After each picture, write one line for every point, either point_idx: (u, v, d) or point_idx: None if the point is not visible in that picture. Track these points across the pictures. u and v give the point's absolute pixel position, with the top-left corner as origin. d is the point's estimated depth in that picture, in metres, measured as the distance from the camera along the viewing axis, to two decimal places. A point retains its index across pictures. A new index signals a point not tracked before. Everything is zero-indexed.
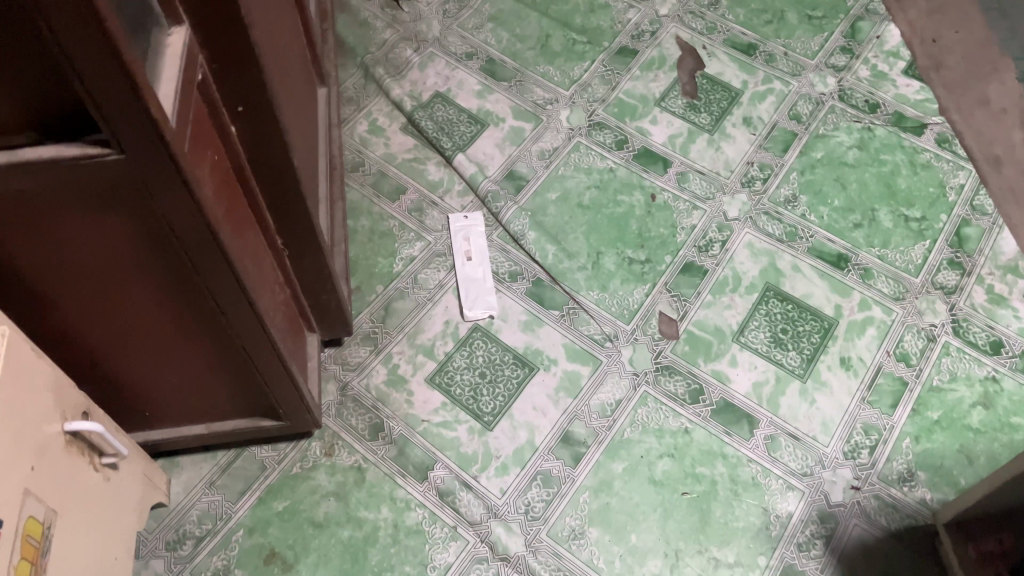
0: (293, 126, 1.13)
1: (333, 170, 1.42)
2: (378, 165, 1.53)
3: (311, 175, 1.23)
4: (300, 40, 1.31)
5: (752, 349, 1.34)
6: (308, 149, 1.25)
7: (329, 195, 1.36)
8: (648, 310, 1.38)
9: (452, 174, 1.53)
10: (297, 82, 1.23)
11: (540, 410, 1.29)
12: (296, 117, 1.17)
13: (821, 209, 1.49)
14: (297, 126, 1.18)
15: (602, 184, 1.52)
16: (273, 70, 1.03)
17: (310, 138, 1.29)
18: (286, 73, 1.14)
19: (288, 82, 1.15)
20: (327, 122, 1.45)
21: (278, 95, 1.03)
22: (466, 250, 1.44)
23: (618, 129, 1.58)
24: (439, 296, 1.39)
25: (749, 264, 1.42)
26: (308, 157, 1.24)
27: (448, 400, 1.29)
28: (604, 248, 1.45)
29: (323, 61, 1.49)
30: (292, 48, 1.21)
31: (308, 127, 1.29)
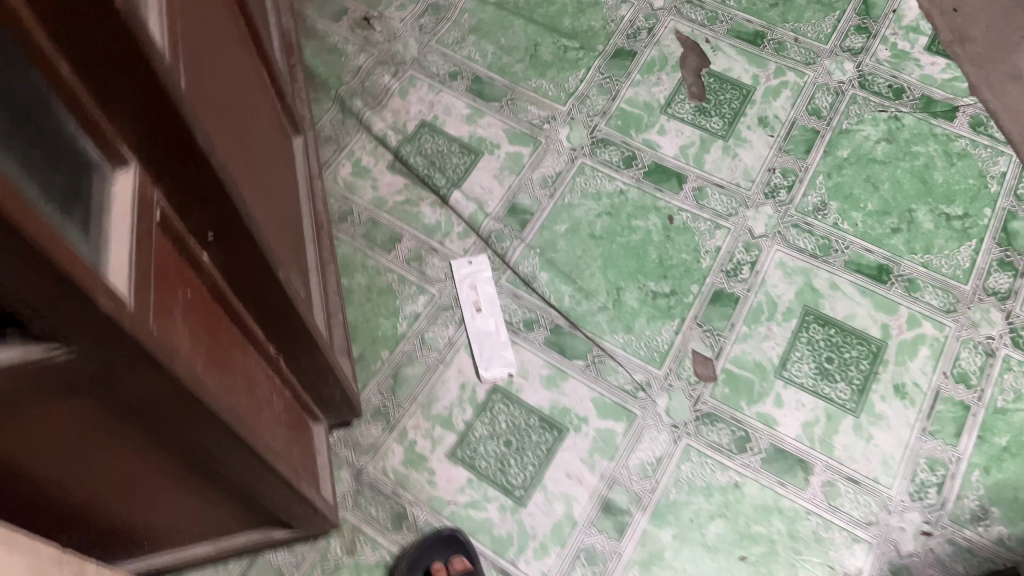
0: (268, 212, 1.00)
1: (320, 230, 1.29)
2: (369, 212, 1.40)
3: (293, 251, 1.10)
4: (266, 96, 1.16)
5: (797, 384, 1.23)
6: (287, 222, 1.12)
7: (318, 262, 1.23)
8: (680, 350, 1.27)
9: (449, 214, 1.40)
10: (268, 151, 1.10)
11: (575, 478, 1.18)
12: (271, 195, 1.04)
13: (854, 215, 1.36)
14: (274, 204, 1.05)
15: (614, 210, 1.39)
16: (241, 162, 0.90)
17: (289, 205, 1.16)
18: (255, 151, 1.01)
19: (259, 160, 1.02)
20: (307, 174, 1.32)
21: (249, 194, 0.90)
22: (475, 300, 1.32)
23: (624, 144, 1.45)
24: (450, 356, 1.28)
25: (783, 286, 1.31)
26: (288, 235, 1.10)
27: (474, 476, 1.18)
28: (624, 283, 1.33)
29: (295, 105, 1.35)
30: (259, 111, 1.08)
31: (287, 194, 1.16)
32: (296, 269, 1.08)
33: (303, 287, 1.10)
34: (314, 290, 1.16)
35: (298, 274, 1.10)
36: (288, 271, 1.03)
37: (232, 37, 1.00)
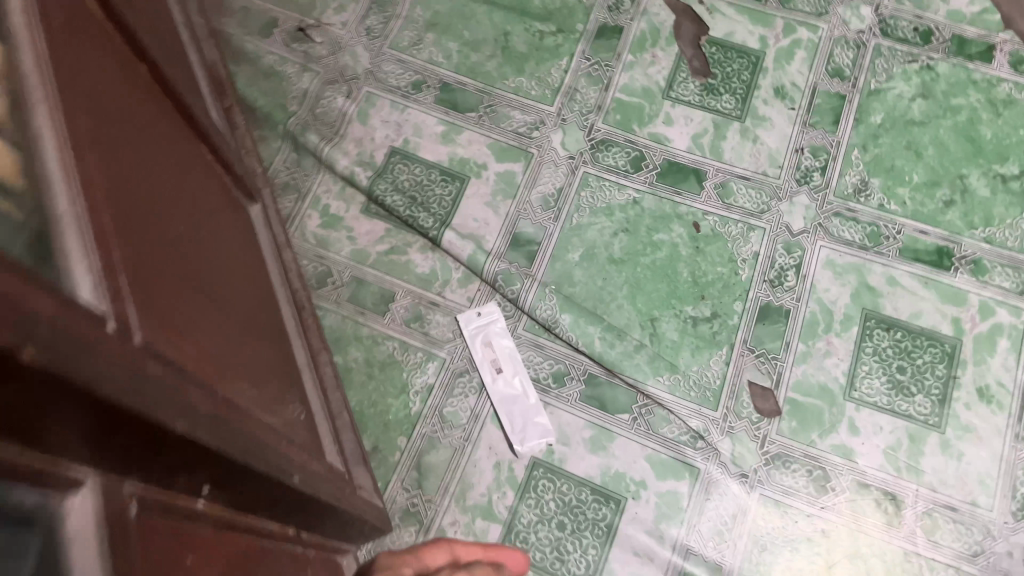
0: (248, 357, 0.81)
1: (304, 316, 1.10)
2: (351, 269, 1.21)
3: (280, 375, 0.92)
4: (213, 184, 0.95)
5: (871, 405, 1.10)
6: (266, 340, 0.93)
7: (309, 362, 1.04)
8: (735, 384, 1.12)
9: (443, 257, 1.21)
10: (230, 260, 0.90)
11: (645, 555, 1.05)
12: (244, 326, 0.85)
13: (900, 191, 1.20)
14: (251, 337, 0.86)
15: (631, 225, 1.21)
16: (212, 329, 0.71)
17: (264, 313, 0.96)
18: (220, 284, 0.81)
19: (224, 290, 0.82)
20: (274, 245, 1.11)
21: (230, 366, 0.71)
22: (493, 358, 1.15)
23: (628, 143, 1.26)
24: (477, 432, 1.11)
25: (835, 290, 1.16)
26: (272, 359, 0.92)
27: (530, 573, 1.04)
28: (657, 312, 1.16)
29: (244, 164, 1.14)
30: (209, 213, 0.87)
31: (258, 299, 0.96)
32: (288, 400, 0.90)
33: (301, 416, 0.92)
34: (311, 404, 0.99)
35: (291, 401, 0.92)
36: (285, 416, 0.85)
37: (165, 146, 0.79)
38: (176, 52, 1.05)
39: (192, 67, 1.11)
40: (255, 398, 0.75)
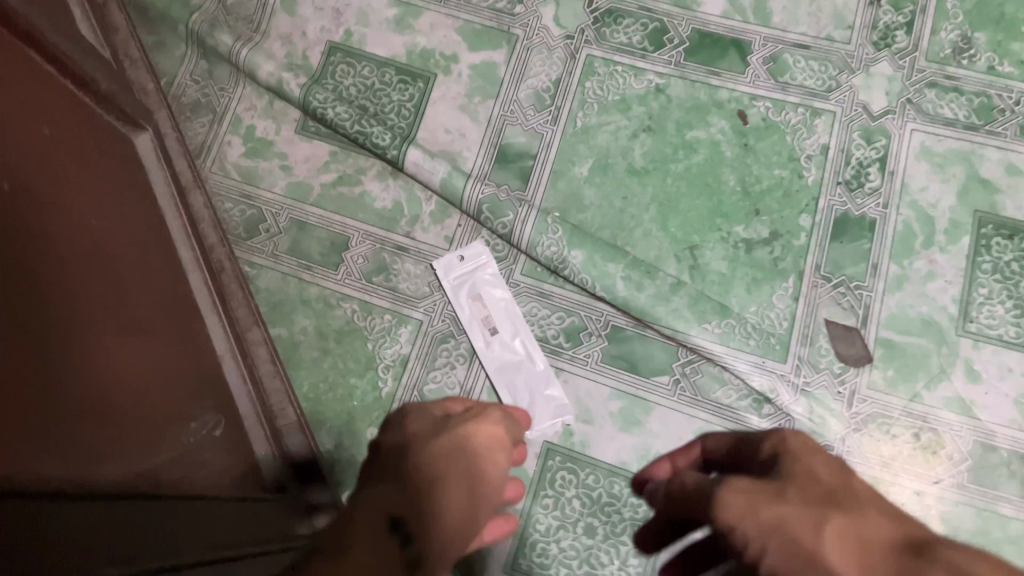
0: (112, 377, 0.54)
1: (223, 282, 0.83)
2: (289, 210, 0.92)
3: (180, 383, 0.65)
4: (73, 113, 0.66)
5: (994, 340, 0.82)
6: (157, 331, 0.66)
7: (231, 344, 0.78)
8: (808, 326, 0.84)
9: (410, 185, 0.92)
10: (91, 224, 0.61)
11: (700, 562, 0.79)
12: (113, 325, 0.57)
13: (1014, 47, 0.89)
14: (123, 339, 0.59)
15: (654, 122, 0.91)
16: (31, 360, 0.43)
17: (155, 291, 0.69)
18: (66, 270, 0.53)
19: (76, 275, 0.54)
20: (178, 188, 0.83)
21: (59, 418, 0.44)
22: (484, 316, 0.87)
23: (643, 12, 0.95)
24: None
25: (935, 187, 0.86)
26: (167, 359, 0.65)
27: None
28: (698, 237, 0.87)
29: (131, 81, 0.84)
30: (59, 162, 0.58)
31: (145, 273, 0.69)
32: (190, 420, 0.64)
33: (210, 437, 0.66)
34: (230, 410, 0.73)
35: (197, 416, 0.66)
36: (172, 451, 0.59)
37: None
38: None
39: None
40: (106, 455, 0.49)
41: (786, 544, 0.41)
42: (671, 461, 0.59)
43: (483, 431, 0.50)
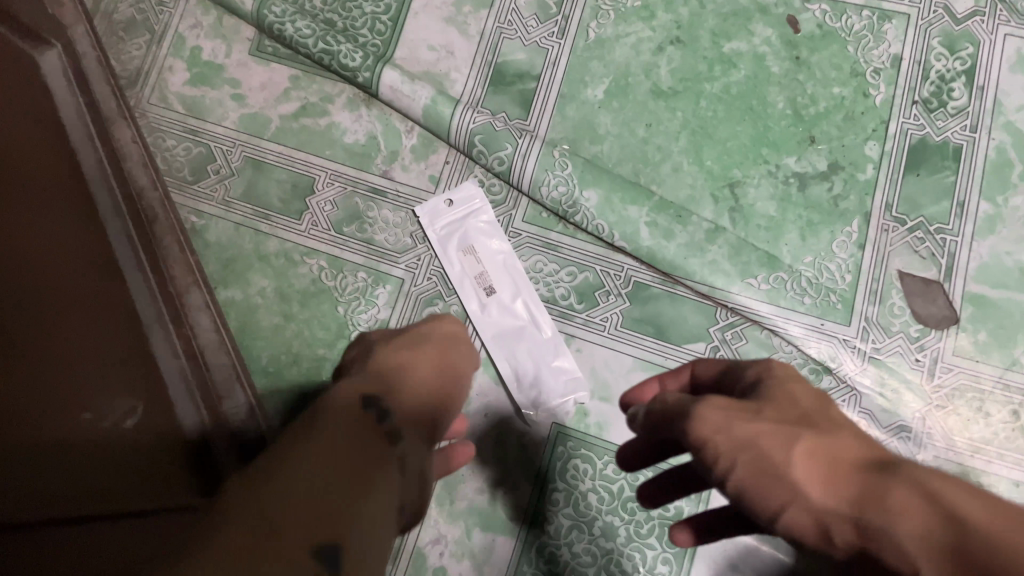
0: None
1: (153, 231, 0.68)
2: (243, 147, 0.76)
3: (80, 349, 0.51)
4: None
5: None
6: (58, 284, 0.52)
7: (158, 306, 0.63)
8: (876, 279, 0.68)
9: (387, 115, 0.76)
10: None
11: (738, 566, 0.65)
12: None
13: None
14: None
15: (683, 33, 0.75)
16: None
17: (55, 234, 0.54)
18: None
19: None
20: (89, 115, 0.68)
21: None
22: (478, 272, 0.71)
23: None
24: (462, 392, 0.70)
25: None
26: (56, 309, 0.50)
27: None
28: (740, 171, 0.71)
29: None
30: None
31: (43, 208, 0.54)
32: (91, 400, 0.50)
33: (113, 419, 0.51)
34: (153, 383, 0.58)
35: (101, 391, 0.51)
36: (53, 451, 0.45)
37: None
38: None
39: None
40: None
41: (755, 460, 0.40)
42: (659, 382, 0.55)
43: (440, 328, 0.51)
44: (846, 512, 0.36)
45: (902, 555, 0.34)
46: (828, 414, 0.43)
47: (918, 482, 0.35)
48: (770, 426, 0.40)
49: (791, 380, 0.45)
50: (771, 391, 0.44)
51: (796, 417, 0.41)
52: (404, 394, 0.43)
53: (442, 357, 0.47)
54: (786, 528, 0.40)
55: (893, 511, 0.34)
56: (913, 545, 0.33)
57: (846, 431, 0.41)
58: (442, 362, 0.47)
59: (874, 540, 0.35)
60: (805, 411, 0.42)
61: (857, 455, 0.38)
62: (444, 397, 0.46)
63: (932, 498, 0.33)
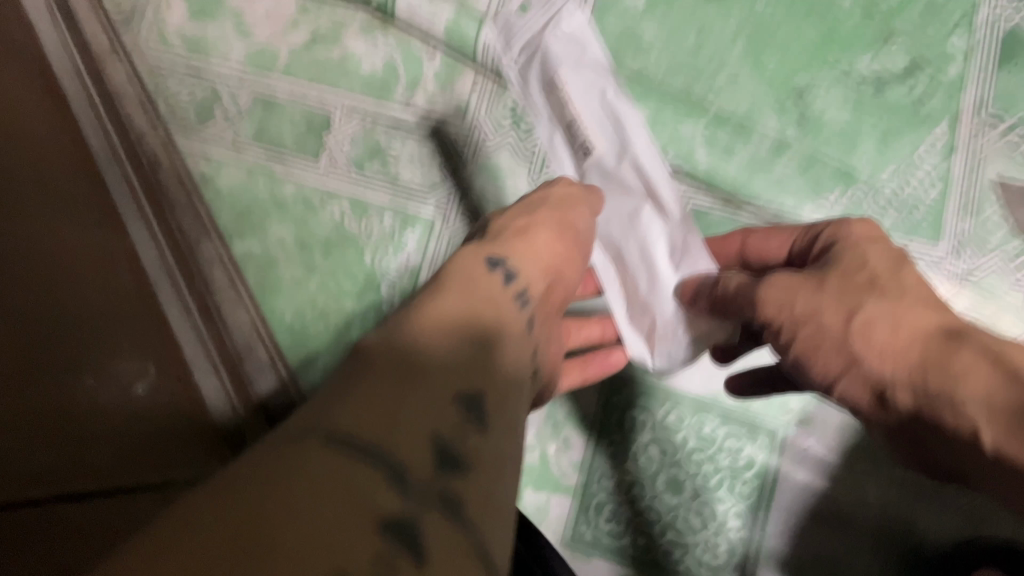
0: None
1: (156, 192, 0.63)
2: (250, 84, 0.69)
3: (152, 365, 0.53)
4: None
5: None
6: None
7: (187, 302, 0.61)
8: (969, 192, 0.60)
9: (403, 41, 0.68)
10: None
11: (816, 519, 0.59)
12: None
13: None
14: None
15: None
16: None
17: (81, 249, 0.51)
18: None
19: None
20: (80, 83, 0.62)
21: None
22: (565, 123, 0.48)
23: None
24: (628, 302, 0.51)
25: None
26: None
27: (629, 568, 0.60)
28: (807, 75, 0.63)
29: None
30: None
31: None
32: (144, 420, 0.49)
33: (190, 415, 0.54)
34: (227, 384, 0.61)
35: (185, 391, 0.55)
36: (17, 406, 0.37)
37: None
38: None
39: None
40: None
41: (814, 330, 0.40)
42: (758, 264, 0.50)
43: (558, 191, 0.50)
44: (905, 377, 0.38)
45: (955, 413, 0.36)
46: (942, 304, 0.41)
47: (982, 351, 0.36)
48: (829, 297, 0.40)
49: (890, 269, 0.41)
50: (861, 294, 0.40)
51: (860, 284, 0.41)
52: (522, 283, 0.44)
53: (566, 238, 0.48)
54: (839, 397, 0.42)
55: (953, 378, 0.36)
56: (972, 405, 0.35)
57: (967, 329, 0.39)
58: (558, 249, 0.48)
59: (931, 402, 0.37)
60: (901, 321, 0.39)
61: (974, 363, 0.36)
62: (559, 288, 0.48)
63: (994, 361, 0.35)
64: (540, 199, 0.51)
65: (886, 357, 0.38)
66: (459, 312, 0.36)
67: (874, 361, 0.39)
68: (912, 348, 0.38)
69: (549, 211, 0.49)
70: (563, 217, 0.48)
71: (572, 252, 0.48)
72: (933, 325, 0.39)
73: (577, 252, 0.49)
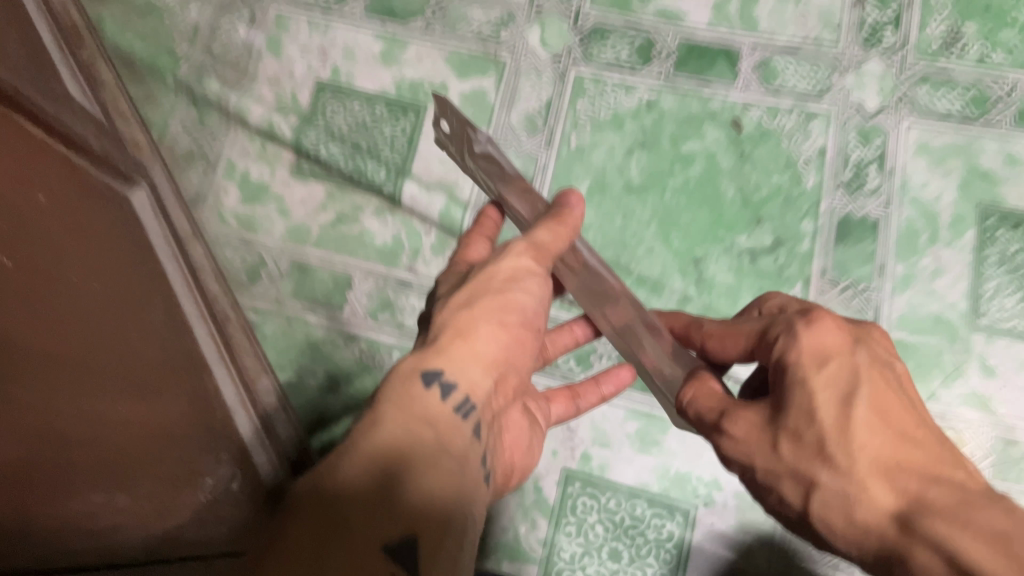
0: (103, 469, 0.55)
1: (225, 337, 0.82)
2: (289, 253, 0.92)
3: (208, 476, 0.69)
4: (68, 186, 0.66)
5: (1007, 333, 0.82)
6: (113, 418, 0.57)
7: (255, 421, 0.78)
8: None
9: (406, 221, 0.91)
10: (83, 364, 0.56)
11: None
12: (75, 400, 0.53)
13: (1003, 36, 0.90)
14: (54, 389, 0.51)
15: (648, 137, 0.91)
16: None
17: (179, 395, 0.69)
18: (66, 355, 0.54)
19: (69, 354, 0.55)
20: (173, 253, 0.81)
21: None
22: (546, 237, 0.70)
23: (629, 28, 0.95)
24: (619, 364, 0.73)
25: (934, 182, 0.87)
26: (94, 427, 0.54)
27: None
28: (702, 249, 0.87)
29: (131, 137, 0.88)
30: (53, 221, 0.60)
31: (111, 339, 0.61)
32: (192, 521, 0.65)
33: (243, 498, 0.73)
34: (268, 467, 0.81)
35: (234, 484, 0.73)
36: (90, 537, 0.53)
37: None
38: None
39: (24, 14, 0.79)
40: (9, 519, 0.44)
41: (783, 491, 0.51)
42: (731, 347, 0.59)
43: (499, 275, 0.60)
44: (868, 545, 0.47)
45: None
46: (903, 422, 0.49)
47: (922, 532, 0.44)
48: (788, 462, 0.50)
49: (837, 414, 0.48)
50: (815, 464, 0.48)
51: (816, 450, 0.48)
52: (466, 396, 0.54)
53: (505, 332, 0.58)
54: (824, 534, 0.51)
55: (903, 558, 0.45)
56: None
57: (924, 477, 0.47)
58: (504, 340, 0.59)
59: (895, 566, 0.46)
60: (853, 498, 0.47)
61: (921, 549, 0.44)
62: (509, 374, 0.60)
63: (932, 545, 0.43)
64: (480, 292, 0.59)
65: (847, 525, 0.48)
66: (394, 438, 0.48)
67: (838, 528, 0.48)
68: (863, 525, 0.47)
69: (482, 305, 0.58)
70: (503, 309, 0.59)
71: (515, 336, 0.59)
72: (884, 503, 0.46)
73: (519, 335, 0.60)
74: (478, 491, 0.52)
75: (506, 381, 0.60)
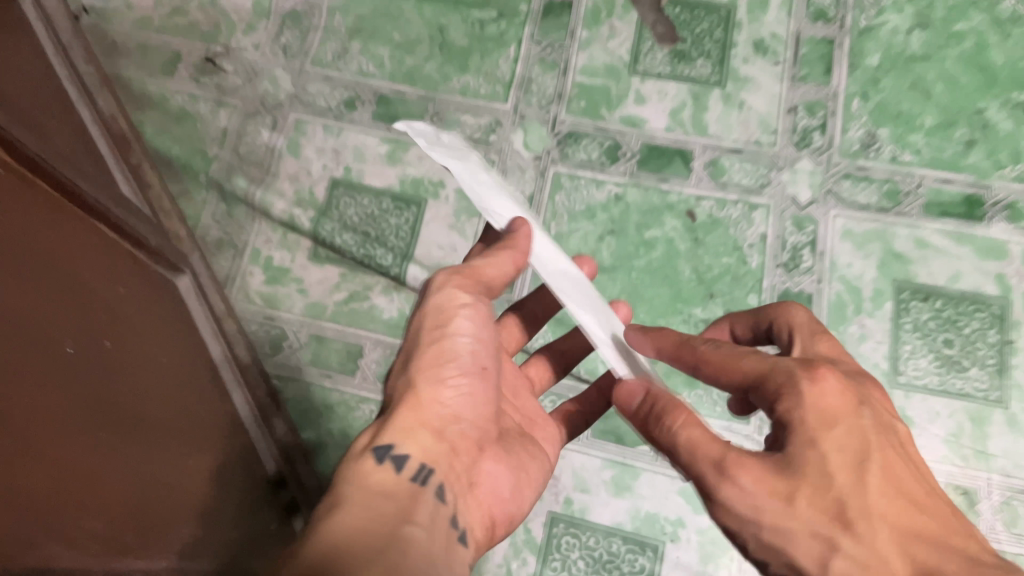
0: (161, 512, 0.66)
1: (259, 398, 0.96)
2: (307, 327, 1.05)
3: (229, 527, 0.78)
4: (139, 278, 0.81)
5: (921, 389, 0.97)
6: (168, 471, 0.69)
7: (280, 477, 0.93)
8: None
9: (410, 298, 1.05)
10: (143, 421, 0.66)
11: None
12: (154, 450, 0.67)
13: (912, 138, 1.08)
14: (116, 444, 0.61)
15: (616, 225, 1.07)
16: (36, 470, 0.50)
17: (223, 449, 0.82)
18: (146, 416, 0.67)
19: (151, 415, 0.69)
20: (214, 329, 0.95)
21: (59, 508, 0.51)
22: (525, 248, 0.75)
23: (599, 132, 1.12)
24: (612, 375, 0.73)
25: (857, 262, 1.03)
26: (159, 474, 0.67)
27: None
28: (664, 320, 1.02)
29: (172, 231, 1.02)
30: (131, 308, 0.74)
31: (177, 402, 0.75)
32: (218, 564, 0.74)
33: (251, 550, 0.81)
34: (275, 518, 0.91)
35: (236, 535, 0.81)
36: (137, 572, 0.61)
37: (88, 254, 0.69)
38: (53, 114, 0.84)
39: (86, 131, 0.93)
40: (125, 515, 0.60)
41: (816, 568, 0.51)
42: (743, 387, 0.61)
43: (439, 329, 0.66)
44: None
45: None
46: (913, 490, 0.53)
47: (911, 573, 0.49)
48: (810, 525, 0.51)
49: (852, 472, 0.52)
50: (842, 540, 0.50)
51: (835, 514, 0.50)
52: (411, 462, 0.60)
53: (449, 380, 0.65)
54: None
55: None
56: None
57: (934, 545, 0.50)
58: (450, 394, 0.65)
59: None
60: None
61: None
62: (466, 427, 0.66)
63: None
64: (432, 344, 0.66)
65: None
66: (353, 528, 0.53)
67: None
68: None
69: (426, 359, 0.65)
70: (440, 360, 0.65)
71: (461, 383, 0.66)
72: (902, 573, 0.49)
73: (468, 382, 0.66)
74: (443, 546, 0.58)
75: (464, 436, 0.66)
